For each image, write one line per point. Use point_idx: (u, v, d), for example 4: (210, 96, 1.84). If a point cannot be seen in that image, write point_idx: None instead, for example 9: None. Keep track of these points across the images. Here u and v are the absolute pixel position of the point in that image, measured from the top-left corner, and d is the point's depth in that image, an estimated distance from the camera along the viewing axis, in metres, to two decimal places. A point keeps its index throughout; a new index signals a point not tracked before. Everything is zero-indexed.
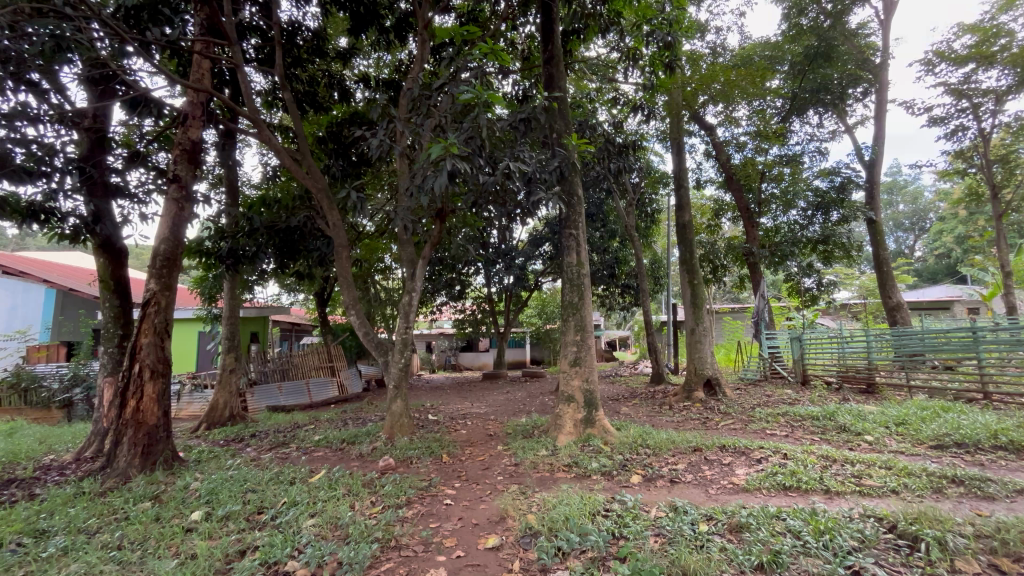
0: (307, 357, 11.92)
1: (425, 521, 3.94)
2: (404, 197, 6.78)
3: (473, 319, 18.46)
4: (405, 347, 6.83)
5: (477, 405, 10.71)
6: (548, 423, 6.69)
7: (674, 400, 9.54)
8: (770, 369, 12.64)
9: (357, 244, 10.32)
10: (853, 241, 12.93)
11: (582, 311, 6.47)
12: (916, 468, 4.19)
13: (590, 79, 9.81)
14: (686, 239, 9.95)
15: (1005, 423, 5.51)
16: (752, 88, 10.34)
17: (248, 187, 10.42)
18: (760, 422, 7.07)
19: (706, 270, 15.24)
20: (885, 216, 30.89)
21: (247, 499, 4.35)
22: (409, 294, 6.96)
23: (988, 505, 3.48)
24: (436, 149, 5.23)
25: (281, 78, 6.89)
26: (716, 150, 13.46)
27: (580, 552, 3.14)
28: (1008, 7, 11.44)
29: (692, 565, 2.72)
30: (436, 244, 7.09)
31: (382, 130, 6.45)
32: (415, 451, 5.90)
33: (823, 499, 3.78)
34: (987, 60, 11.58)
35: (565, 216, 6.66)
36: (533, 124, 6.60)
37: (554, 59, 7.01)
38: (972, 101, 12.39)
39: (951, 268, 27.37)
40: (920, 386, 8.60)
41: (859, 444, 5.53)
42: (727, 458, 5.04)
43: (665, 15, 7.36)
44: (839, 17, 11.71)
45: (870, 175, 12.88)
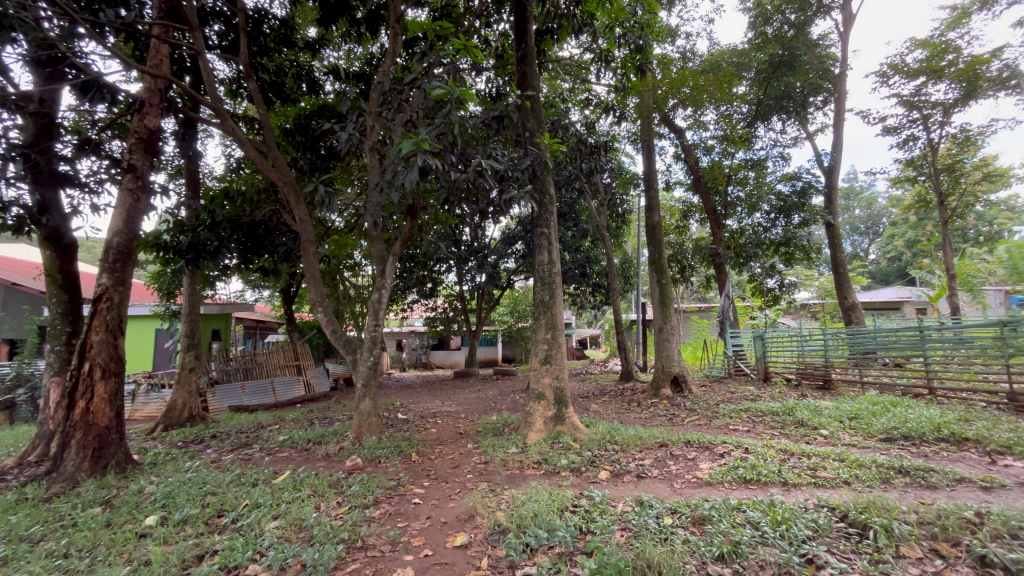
0: (272, 355, 11.58)
1: (393, 520, 3.90)
2: (374, 193, 6.65)
3: (445, 317, 18.38)
4: (374, 346, 6.71)
5: (448, 403, 10.62)
6: (518, 421, 6.71)
7: (643, 397, 9.75)
8: (734, 367, 13.04)
9: (326, 240, 10.12)
10: (813, 243, 13.44)
11: (553, 310, 6.51)
12: (867, 460, 4.41)
13: (563, 80, 9.87)
14: (656, 240, 10.14)
15: (947, 417, 5.85)
16: (720, 93, 10.63)
17: (210, 179, 10.03)
18: (723, 418, 7.28)
19: (675, 270, 15.58)
20: (842, 221, 32.33)
21: (207, 502, 4.19)
22: (378, 291, 6.84)
23: (931, 493, 3.68)
24: (407, 145, 5.15)
25: (246, 68, 6.66)
26: (685, 153, 13.78)
27: (548, 548, 3.17)
28: (956, 24, 12.14)
29: (657, 558, 2.77)
30: (407, 241, 7.00)
31: (352, 123, 6.30)
32: (384, 451, 5.81)
33: (780, 491, 3.94)
34: (936, 74, 12.25)
35: (537, 215, 6.69)
36: (505, 122, 6.61)
37: (527, 58, 7.01)
38: (922, 113, 13.11)
39: (902, 271, 28.90)
40: (872, 383, 8.98)
41: (815, 438, 5.77)
42: (692, 453, 5.17)
43: (636, 19, 7.40)
44: (802, 27, 12.21)
45: (829, 180, 13.45)
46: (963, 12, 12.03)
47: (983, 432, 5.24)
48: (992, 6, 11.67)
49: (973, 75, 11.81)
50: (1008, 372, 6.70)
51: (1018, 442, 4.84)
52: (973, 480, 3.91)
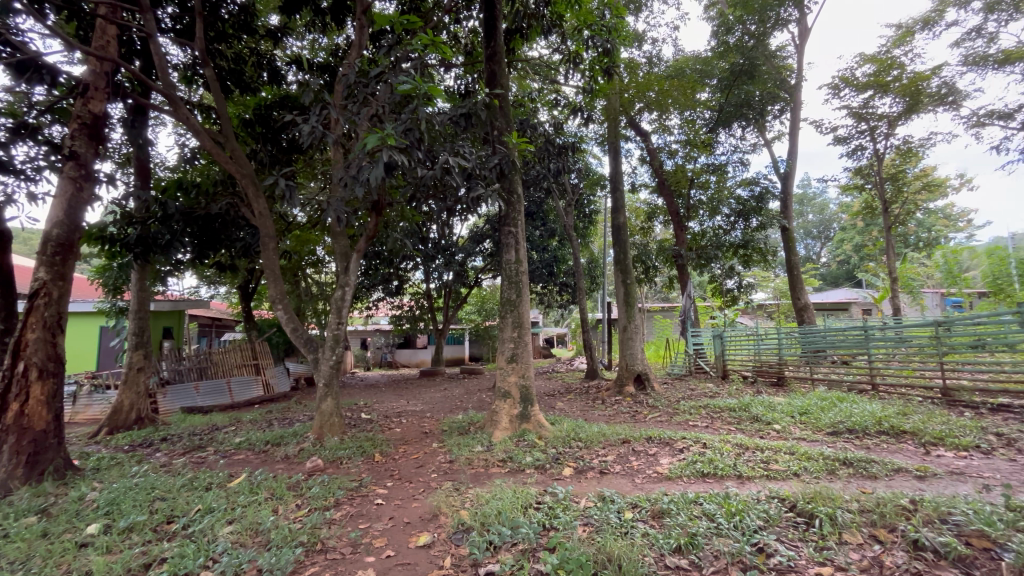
0: (228, 354, 11.13)
1: (355, 522, 3.83)
2: (338, 187, 6.51)
3: (411, 315, 18.15)
4: (336, 344, 6.56)
5: (413, 402, 10.51)
6: (484, 420, 6.71)
7: (607, 395, 9.96)
8: (694, 364, 13.51)
9: (287, 235, 9.83)
10: (769, 246, 14.04)
11: (520, 308, 6.55)
12: (815, 452, 4.65)
13: (532, 80, 9.91)
14: (621, 240, 10.32)
15: (888, 411, 6.22)
16: (683, 98, 10.93)
17: (163, 170, 9.54)
18: (683, 414, 7.52)
19: (639, 270, 15.93)
20: (796, 226, 33.82)
21: (155, 508, 3.99)
22: (341, 289, 6.69)
23: (872, 483, 3.91)
24: (372, 140, 5.06)
25: (202, 53, 6.36)
26: (650, 156, 14.10)
27: (511, 545, 3.19)
28: (900, 42, 12.91)
29: (617, 551, 2.83)
30: (372, 237, 6.88)
31: (314, 115, 6.12)
32: (346, 451, 5.70)
33: (735, 484, 4.10)
34: (883, 88, 12.99)
35: (504, 213, 6.70)
36: (474, 120, 6.55)
37: (496, 56, 7.01)
38: (870, 124, 13.88)
39: (850, 273, 30.52)
40: (821, 379, 9.46)
41: (768, 433, 6.02)
42: (653, 449, 5.31)
43: (604, 23, 7.53)
44: (761, 38, 12.61)
45: (784, 186, 14.06)
46: (908, 30, 12.80)
47: (919, 424, 5.60)
48: (932, 26, 12.47)
49: (915, 91, 12.60)
50: (941, 369, 7.19)
51: (949, 434, 5.22)
52: (909, 469, 4.18)
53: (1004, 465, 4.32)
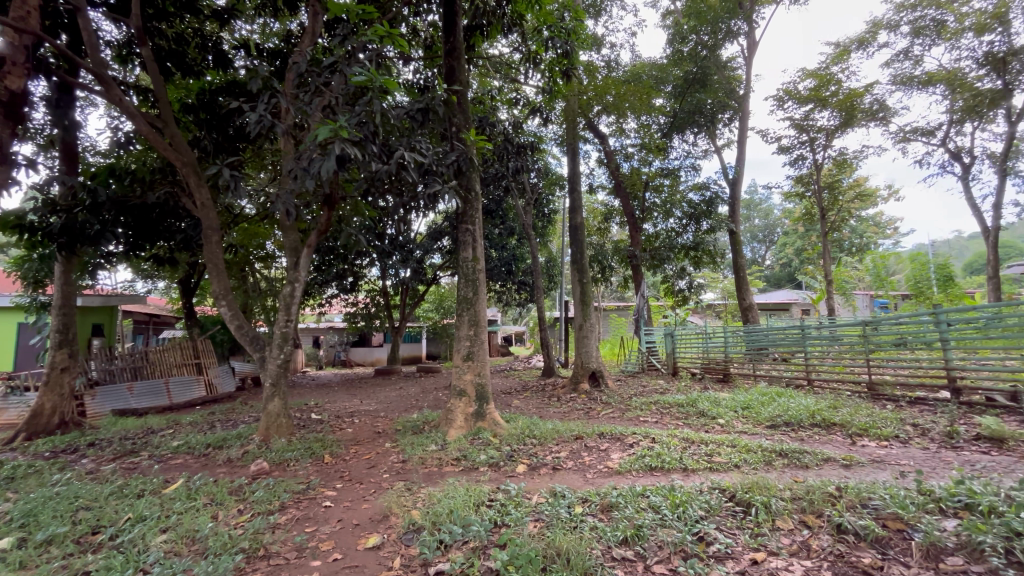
0: (166, 353, 10.50)
1: (301, 526, 3.71)
2: (288, 179, 6.26)
3: (366, 312, 17.76)
4: (285, 343, 6.30)
5: (367, 402, 10.29)
6: (439, 419, 6.65)
7: (562, 392, 10.12)
8: (647, 363, 14.11)
9: (233, 228, 9.36)
10: (718, 249, 14.69)
11: (476, 306, 6.53)
12: (754, 445, 4.92)
13: (492, 78, 9.87)
14: (579, 240, 10.48)
15: (820, 405, 6.66)
16: (639, 104, 11.19)
17: (93, 155, 8.83)
18: (635, 410, 7.75)
19: (596, 270, 16.27)
20: (743, 230, 35.48)
21: (79, 518, 3.71)
22: (291, 285, 6.44)
23: (804, 472, 4.17)
24: (324, 131, 4.90)
25: (138, 31, 5.95)
26: (607, 158, 14.40)
27: (462, 543, 3.18)
28: (838, 60, 13.80)
29: (565, 545, 2.88)
30: (324, 232, 6.66)
31: (262, 104, 5.86)
32: (294, 453, 5.50)
33: (681, 476, 4.27)
34: (822, 103, 13.84)
35: (461, 210, 6.66)
36: (431, 115, 6.44)
37: (455, 52, 6.94)
38: (810, 136, 14.77)
39: (791, 276, 32.40)
40: (762, 375, 10.00)
41: (713, 427, 6.31)
42: (604, 445, 5.44)
43: (563, 25, 7.61)
44: (713, 49, 13.16)
45: (733, 192, 14.72)
46: (845, 49, 13.69)
47: (846, 417, 6.02)
48: (866, 47, 13.40)
49: (850, 105, 13.49)
50: (868, 364, 7.74)
51: (873, 425, 5.64)
52: (836, 459, 4.49)
53: (919, 453, 4.71)
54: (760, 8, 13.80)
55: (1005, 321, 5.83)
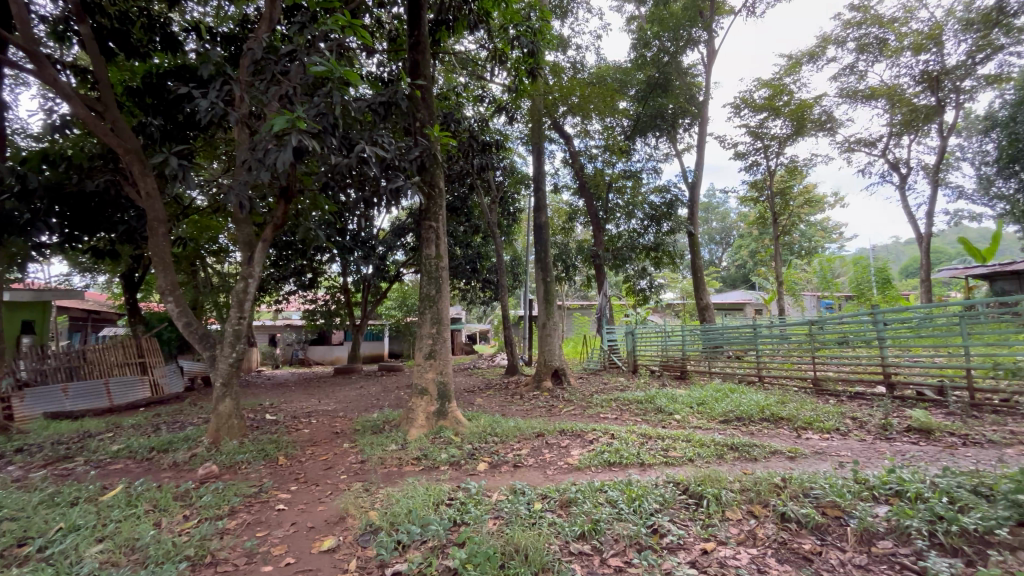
0: (107, 351, 9.90)
1: (252, 530, 3.58)
2: (242, 170, 6.01)
3: (325, 310, 17.30)
4: (237, 341, 6.05)
5: (325, 402, 10.00)
6: (400, 418, 6.55)
7: (525, 390, 10.14)
8: (608, 360, 14.43)
9: (181, 219, 8.91)
10: (678, 250, 15.13)
11: (439, 304, 6.46)
12: (707, 439, 5.10)
13: (458, 74, 9.79)
14: (543, 239, 10.53)
15: (770, 401, 6.97)
16: (603, 106, 11.35)
17: (23, 138, 8.17)
18: (595, 407, 7.90)
19: (560, 269, 16.44)
20: (701, 232, 36.65)
21: (2, 530, 3.44)
22: (244, 280, 6.17)
23: (752, 465, 4.37)
24: (279, 121, 4.72)
25: (75, 7, 5.55)
26: (571, 159, 14.56)
27: (420, 543, 3.15)
28: (790, 71, 14.47)
29: (523, 541, 2.89)
30: (280, 226, 6.43)
31: (214, 91, 5.60)
32: (246, 455, 5.29)
33: (638, 471, 4.38)
34: (776, 112, 14.48)
35: (424, 207, 6.58)
36: (394, 109, 6.31)
37: (420, 46, 6.83)
38: (764, 143, 15.43)
39: (746, 277, 33.80)
40: (717, 372, 10.39)
41: (670, 423, 6.51)
42: (564, 441, 5.51)
43: (529, 24, 7.66)
44: (675, 55, 13.49)
45: (692, 195, 15.19)
46: (796, 61, 14.37)
47: (793, 411, 6.34)
48: (816, 60, 14.12)
49: (801, 116, 14.18)
50: (813, 361, 8.16)
51: (816, 419, 5.97)
52: (782, 451, 4.72)
53: (857, 444, 5.02)
54: (719, 18, 14.27)
55: (936, 321, 6.26)
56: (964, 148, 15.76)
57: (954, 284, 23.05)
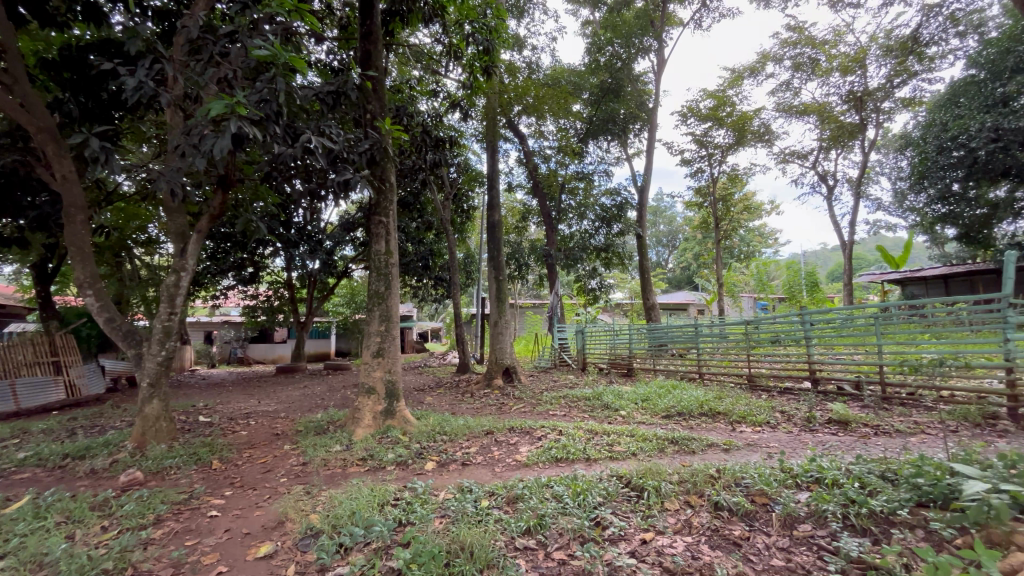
0: (14, 350, 8.96)
1: (179, 540, 3.36)
2: (175, 156, 5.61)
3: (268, 306, 16.55)
4: (167, 339, 5.64)
5: (265, 402, 9.52)
6: (345, 418, 6.37)
7: (476, 389, 10.13)
8: (558, 358, 14.70)
9: (104, 206, 8.22)
10: (626, 251, 15.64)
11: (388, 301, 6.33)
12: (650, 433, 5.31)
13: (413, 66, 9.61)
14: (495, 237, 10.55)
15: (709, 396, 7.32)
16: (557, 107, 11.49)
17: None
18: (545, 404, 8.01)
19: (512, 268, 16.52)
20: (649, 234, 37.96)
21: None
22: (175, 274, 5.76)
23: (690, 457, 4.59)
24: (217, 106, 4.43)
25: None
26: (525, 158, 14.65)
27: (363, 545, 3.07)
28: (732, 84, 15.27)
29: (469, 539, 2.89)
30: (216, 217, 6.06)
31: (142, 69, 5.17)
32: (175, 460, 4.96)
33: (584, 466, 4.50)
34: (719, 122, 15.23)
35: (374, 202, 6.41)
36: (343, 100, 6.09)
37: (372, 36, 6.65)
38: (708, 151, 16.21)
39: (690, 278, 35.38)
40: (661, 369, 10.80)
41: (616, 418, 6.72)
42: (513, 439, 5.56)
43: (484, 21, 7.61)
44: (627, 61, 13.86)
45: (641, 198, 15.72)
46: (738, 75, 15.18)
47: (729, 406, 6.70)
48: (756, 75, 14.97)
49: (742, 126, 15.00)
50: (748, 359, 8.63)
51: (749, 413, 6.34)
52: (718, 444, 4.99)
53: (783, 436, 5.39)
54: (669, 28, 14.81)
55: (855, 321, 6.80)
56: (883, 164, 17.27)
57: (872, 288, 25.27)
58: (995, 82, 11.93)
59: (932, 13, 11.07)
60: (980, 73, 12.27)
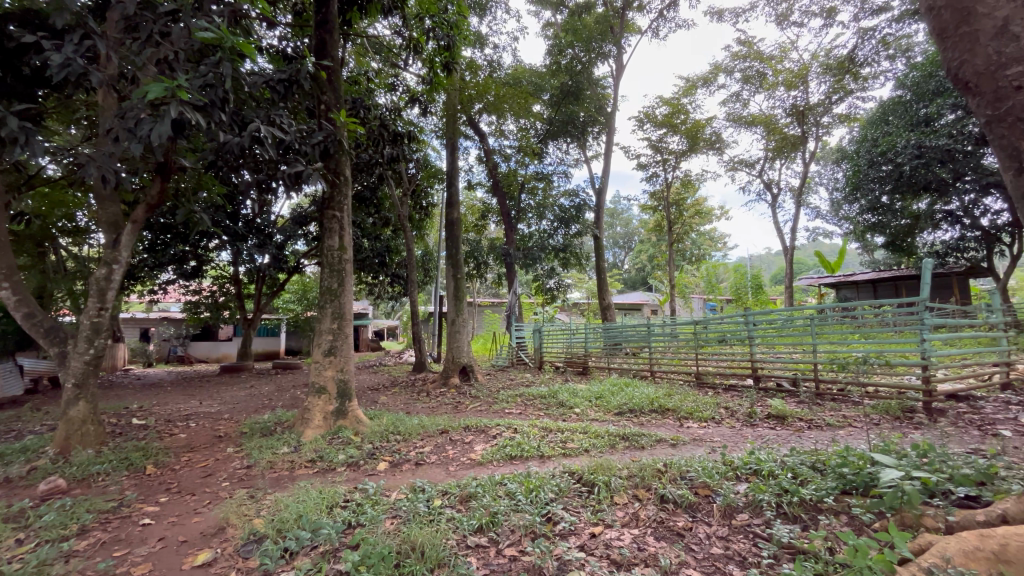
0: None
1: (106, 551, 3.14)
2: (107, 140, 5.23)
3: (212, 302, 15.71)
4: (96, 336, 5.26)
5: (206, 403, 9.02)
6: (294, 418, 6.15)
7: (432, 387, 10.04)
8: (516, 356, 14.81)
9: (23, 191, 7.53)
10: (584, 252, 15.92)
11: (341, 298, 6.16)
12: (603, 430, 5.44)
13: (371, 58, 9.38)
14: (454, 235, 10.47)
15: (659, 394, 7.57)
16: (518, 107, 11.48)
17: None
18: (500, 403, 8.02)
19: (471, 266, 16.47)
20: (607, 236, 38.79)
21: None
22: (107, 267, 5.36)
23: (639, 452, 4.75)
24: (155, 89, 4.16)
25: None
26: (485, 157, 14.62)
27: (310, 548, 2.98)
28: (687, 93, 15.86)
29: (420, 539, 2.87)
30: (153, 206, 5.68)
31: (70, 44, 4.77)
32: (103, 465, 4.63)
33: (537, 463, 4.55)
34: (674, 128, 15.77)
35: (327, 195, 6.22)
36: (295, 88, 5.86)
37: (328, 25, 6.44)
38: (663, 157, 16.76)
39: (644, 278, 36.45)
40: (615, 367, 11.06)
41: (570, 416, 6.85)
42: (468, 437, 5.55)
43: (446, 16, 7.55)
44: (588, 65, 14.12)
45: (599, 200, 16.06)
46: (692, 85, 15.78)
47: (677, 402, 6.97)
48: (708, 85, 15.62)
49: (695, 134, 15.61)
50: (696, 357, 8.95)
51: (696, 409, 6.61)
52: (666, 439, 5.18)
53: (726, 431, 5.67)
54: (628, 35, 15.19)
55: (795, 322, 7.22)
56: (821, 175, 18.46)
57: (811, 292, 26.89)
58: (918, 104, 13.04)
59: (867, 36, 11.90)
60: (906, 94, 13.36)
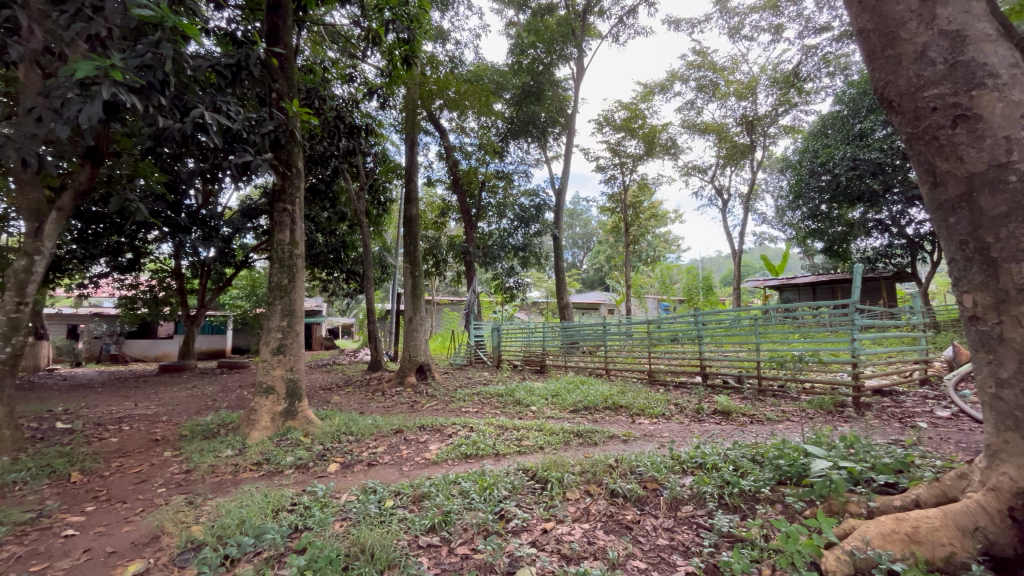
0: None
1: (21, 565, 2.89)
2: (29, 120, 4.81)
3: (150, 297, 14.77)
4: (14, 333, 4.84)
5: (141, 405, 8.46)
6: (240, 420, 5.87)
7: (388, 386, 9.86)
8: (474, 355, 14.80)
9: None
10: (543, 252, 16.07)
11: (291, 295, 5.94)
12: (557, 428, 5.52)
13: (328, 46, 9.09)
14: (412, 231, 10.31)
15: (614, 391, 7.76)
16: (479, 105, 11.43)
17: None
18: (457, 402, 7.97)
19: (430, 263, 16.27)
20: (566, 236, 39.31)
21: None
22: (27, 258, 4.92)
23: (592, 448, 4.86)
24: (85, 67, 3.86)
25: None
26: (445, 153, 14.48)
27: (253, 555, 2.86)
28: (644, 98, 16.31)
29: (369, 540, 2.82)
30: (82, 192, 5.27)
31: None
32: (21, 473, 4.25)
33: (492, 461, 4.57)
34: (632, 132, 16.16)
35: (278, 187, 5.97)
36: (244, 74, 5.59)
37: (280, 10, 6.18)
38: (621, 160, 17.19)
39: (602, 279, 37.16)
40: (572, 365, 11.23)
41: (526, 414, 6.91)
42: (423, 437, 5.49)
43: (406, 9, 7.42)
44: (549, 66, 14.27)
45: (558, 200, 16.27)
46: (650, 91, 16.23)
47: (630, 400, 7.17)
48: (664, 92, 16.12)
49: (651, 139, 16.09)
50: (649, 355, 9.22)
51: (647, 406, 6.82)
52: (618, 436, 5.31)
53: (676, 426, 5.89)
54: (589, 39, 15.46)
55: (741, 322, 7.56)
56: (767, 182, 19.49)
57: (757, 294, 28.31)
58: (853, 118, 14.07)
59: (810, 53, 12.60)
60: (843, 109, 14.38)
